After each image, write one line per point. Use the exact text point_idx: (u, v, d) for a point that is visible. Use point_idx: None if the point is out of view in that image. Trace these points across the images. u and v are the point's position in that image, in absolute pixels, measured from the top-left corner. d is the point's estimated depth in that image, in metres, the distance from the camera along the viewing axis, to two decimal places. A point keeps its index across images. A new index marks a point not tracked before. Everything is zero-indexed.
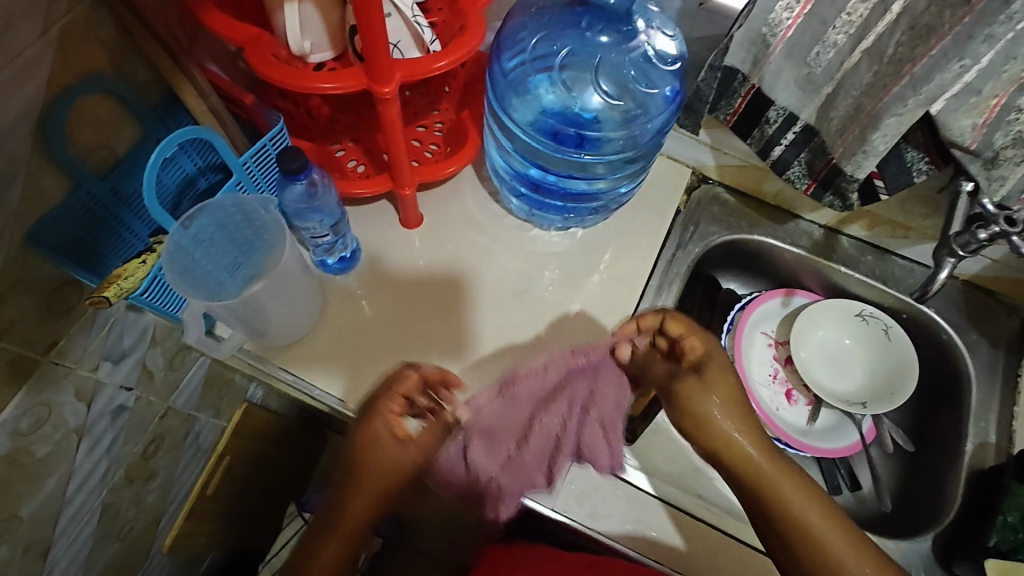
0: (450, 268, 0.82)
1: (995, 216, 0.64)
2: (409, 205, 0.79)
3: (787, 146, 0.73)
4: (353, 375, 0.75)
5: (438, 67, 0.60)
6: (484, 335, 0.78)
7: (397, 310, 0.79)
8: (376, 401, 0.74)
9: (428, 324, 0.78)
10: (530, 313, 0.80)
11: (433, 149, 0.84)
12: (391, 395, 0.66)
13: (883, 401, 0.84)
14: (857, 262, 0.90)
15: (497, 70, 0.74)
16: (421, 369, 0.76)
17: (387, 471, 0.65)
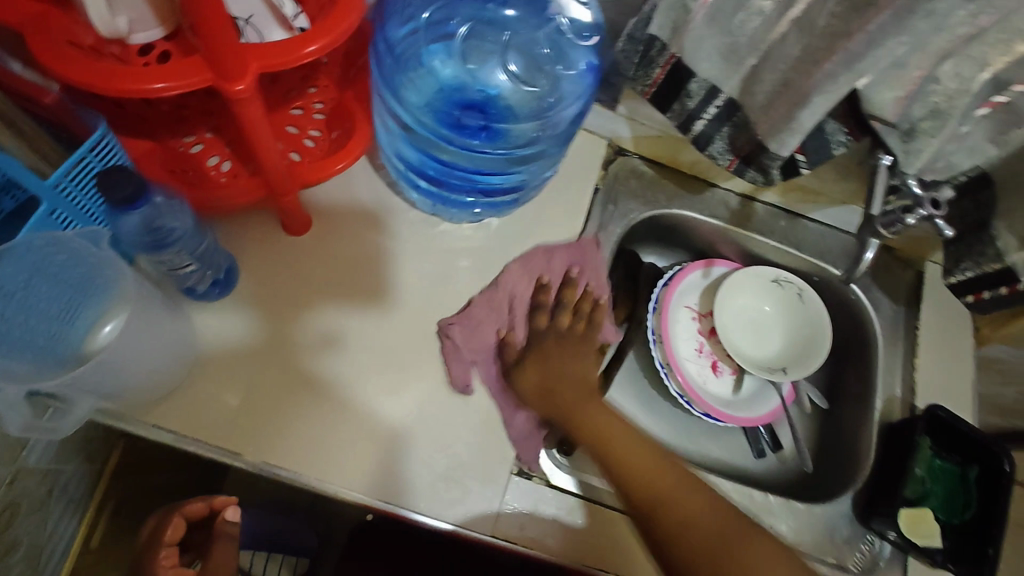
0: (344, 273, 0.71)
1: (923, 200, 0.63)
2: (293, 208, 0.66)
3: (709, 122, 0.68)
4: (267, 321, 0.67)
5: (308, 53, 0.47)
6: (405, 279, 0.72)
7: (301, 254, 0.70)
8: (294, 360, 0.66)
9: (341, 268, 0.71)
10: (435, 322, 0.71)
11: (315, 136, 0.72)
12: (161, 552, 0.69)
13: (802, 366, 0.85)
14: (772, 228, 0.89)
15: (382, 42, 0.65)
16: (344, 316, 0.69)
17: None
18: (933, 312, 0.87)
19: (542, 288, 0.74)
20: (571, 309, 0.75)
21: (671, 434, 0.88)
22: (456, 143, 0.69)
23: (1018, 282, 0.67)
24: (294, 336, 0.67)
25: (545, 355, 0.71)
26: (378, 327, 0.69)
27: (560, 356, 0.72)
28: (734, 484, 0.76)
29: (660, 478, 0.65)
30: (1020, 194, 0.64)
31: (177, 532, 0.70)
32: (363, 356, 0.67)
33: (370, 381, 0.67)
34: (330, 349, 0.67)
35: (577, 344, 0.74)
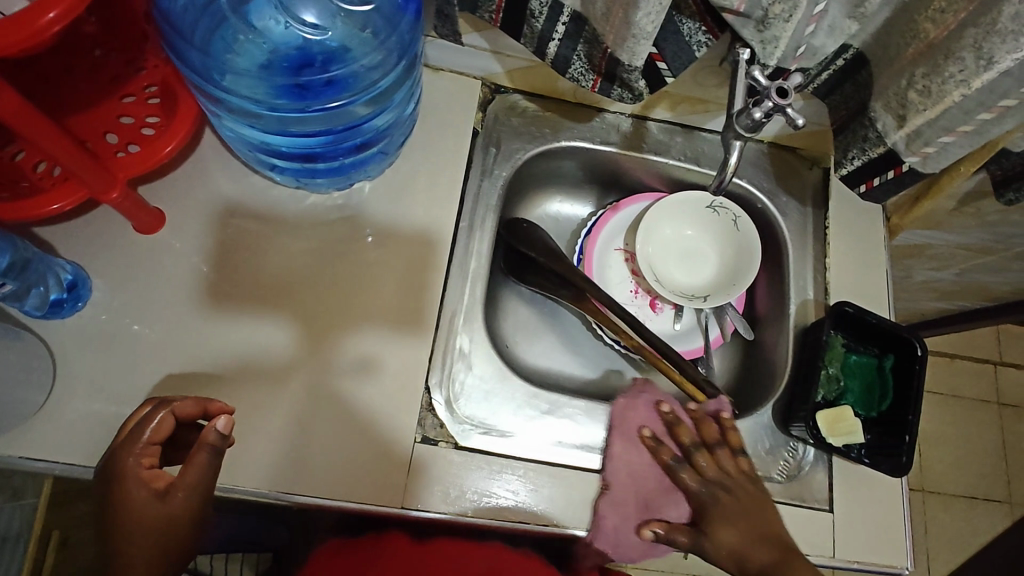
0: (245, 270, 0.68)
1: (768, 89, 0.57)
2: (129, 207, 0.62)
3: (562, 40, 0.63)
4: (305, 343, 0.66)
5: (51, 22, 0.41)
6: (431, 293, 0.70)
7: (253, 270, 0.68)
8: (325, 385, 0.65)
9: (360, 283, 0.69)
10: (426, 310, 0.70)
11: (152, 123, 0.66)
12: (138, 447, 0.53)
13: (725, 291, 0.83)
14: (669, 147, 0.84)
15: (158, 8, 0.56)
16: (375, 340, 0.68)
17: (152, 524, 0.50)
18: (843, 209, 0.84)
19: (656, 445, 0.69)
20: (708, 446, 0.69)
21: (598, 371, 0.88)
22: (306, 109, 0.63)
23: (901, 164, 0.65)
24: (329, 353, 0.67)
25: (730, 517, 0.63)
26: (418, 351, 0.68)
27: (753, 504, 0.64)
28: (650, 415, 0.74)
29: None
30: (892, 69, 0.60)
31: (163, 431, 0.54)
32: (396, 382, 0.67)
33: (386, 406, 0.66)
34: (365, 372, 0.66)
35: (740, 472, 0.66)
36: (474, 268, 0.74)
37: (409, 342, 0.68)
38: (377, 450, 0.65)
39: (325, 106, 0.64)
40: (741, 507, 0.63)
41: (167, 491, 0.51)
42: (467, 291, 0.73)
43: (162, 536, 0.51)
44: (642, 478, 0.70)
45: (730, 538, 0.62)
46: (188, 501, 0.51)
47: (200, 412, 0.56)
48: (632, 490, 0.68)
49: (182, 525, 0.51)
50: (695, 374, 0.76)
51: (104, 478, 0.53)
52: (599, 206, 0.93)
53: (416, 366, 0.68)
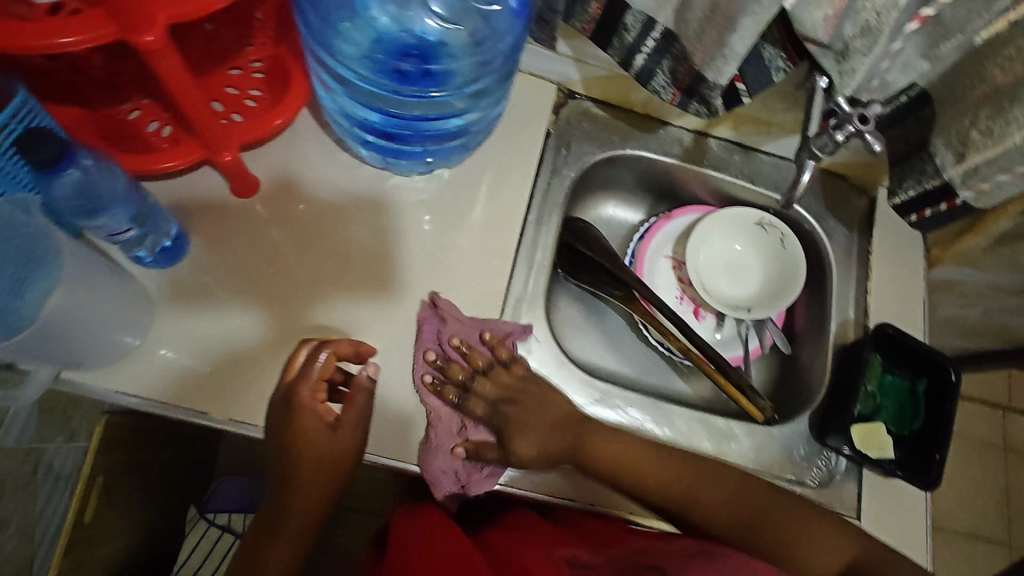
0: (302, 238, 0.72)
1: (851, 116, 0.64)
2: (237, 172, 0.67)
3: (649, 54, 0.68)
4: (279, 322, 0.69)
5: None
6: (406, 261, 0.73)
7: (281, 245, 0.71)
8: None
9: (342, 259, 0.72)
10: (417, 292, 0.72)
11: (256, 97, 0.71)
12: (310, 381, 0.62)
13: (768, 305, 0.88)
14: (726, 163, 0.89)
15: None
16: (346, 312, 0.70)
17: (322, 450, 0.63)
18: (887, 237, 0.88)
19: (441, 386, 0.67)
20: (491, 366, 0.69)
21: (640, 371, 0.92)
22: (401, 92, 0.68)
23: (955, 197, 0.69)
24: (300, 324, 0.69)
25: (525, 426, 0.66)
26: (390, 325, 0.70)
27: (541, 408, 0.67)
28: (697, 413, 0.78)
29: (712, 486, 0.67)
30: (956, 109, 0.65)
31: (328, 370, 0.62)
32: (369, 350, 0.69)
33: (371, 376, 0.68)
34: None
35: (522, 378, 0.68)
36: (539, 259, 0.78)
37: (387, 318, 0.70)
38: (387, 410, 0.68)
39: (423, 95, 0.69)
40: (533, 412, 0.67)
41: (337, 425, 0.63)
42: (531, 280, 0.77)
43: (332, 459, 0.63)
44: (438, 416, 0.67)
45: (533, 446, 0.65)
46: (353, 433, 0.63)
47: (353, 354, 0.64)
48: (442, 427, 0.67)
49: (348, 449, 0.64)
50: (740, 380, 0.80)
51: (278, 404, 0.63)
52: (650, 214, 0.98)
53: (393, 336, 0.70)
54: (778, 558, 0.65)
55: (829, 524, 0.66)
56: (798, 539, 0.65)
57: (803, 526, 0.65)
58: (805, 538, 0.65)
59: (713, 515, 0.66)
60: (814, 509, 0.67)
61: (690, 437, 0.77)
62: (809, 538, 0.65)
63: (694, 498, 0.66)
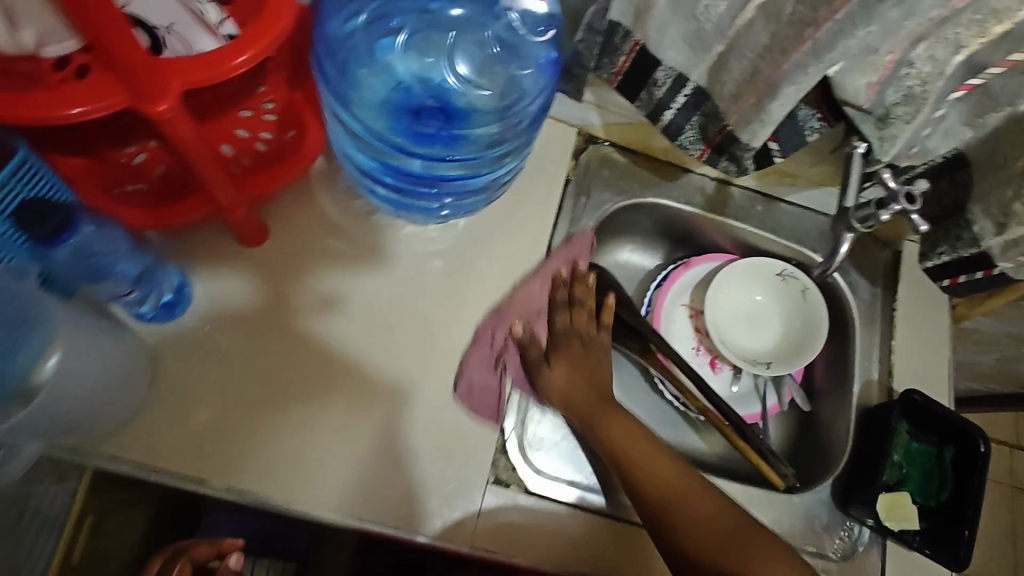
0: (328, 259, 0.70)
1: (897, 195, 0.60)
2: (244, 224, 0.64)
3: (678, 111, 0.65)
4: (262, 289, 0.68)
5: (238, 65, 0.44)
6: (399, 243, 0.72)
7: (293, 281, 0.69)
8: (288, 324, 0.67)
9: (334, 238, 0.71)
10: (413, 278, 0.71)
11: (267, 141, 0.69)
12: None
13: (788, 362, 0.85)
14: (748, 213, 0.87)
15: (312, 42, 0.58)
16: (339, 278, 0.70)
17: None
18: (911, 294, 0.85)
19: (557, 286, 0.74)
20: (580, 303, 0.73)
21: (654, 424, 0.88)
22: (413, 153, 0.64)
23: (993, 267, 0.67)
24: (293, 293, 0.69)
25: (572, 360, 0.70)
26: (380, 289, 0.70)
27: (598, 367, 0.71)
28: (717, 479, 0.75)
29: (666, 470, 0.62)
30: (996, 177, 0.62)
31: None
32: (361, 316, 0.69)
33: (366, 339, 0.68)
34: (328, 309, 0.69)
35: (598, 339, 0.72)
36: None
37: (383, 295, 0.70)
38: (382, 443, 0.65)
39: (445, 156, 0.65)
40: (590, 365, 0.71)
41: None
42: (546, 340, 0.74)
43: None
44: (518, 302, 0.72)
45: (563, 371, 0.69)
46: None
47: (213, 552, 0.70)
48: (519, 306, 0.72)
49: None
50: (759, 443, 0.77)
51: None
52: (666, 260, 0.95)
53: (386, 302, 0.70)
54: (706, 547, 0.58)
55: (787, 552, 0.58)
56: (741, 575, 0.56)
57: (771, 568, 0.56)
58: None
59: (691, 514, 0.60)
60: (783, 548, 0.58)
61: None
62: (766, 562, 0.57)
63: (656, 475, 0.62)
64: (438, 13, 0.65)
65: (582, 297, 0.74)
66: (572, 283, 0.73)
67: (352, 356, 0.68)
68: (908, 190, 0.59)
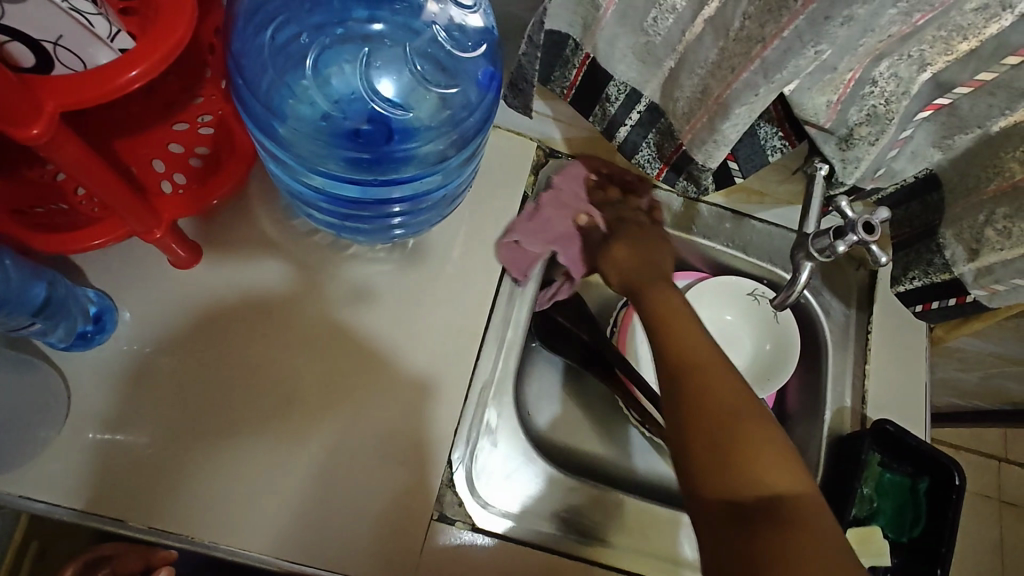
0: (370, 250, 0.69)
1: (852, 223, 0.56)
2: (167, 244, 0.61)
3: (633, 127, 0.62)
4: (293, 280, 0.67)
5: (132, 80, 0.40)
6: (437, 241, 0.71)
7: (289, 288, 0.67)
8: (317, 312, 0.67)
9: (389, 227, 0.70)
10: (434, 279, 0.70)
11: (201, 155, 0.64)
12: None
13: (757, 386, 0.82)
14: (716, 230, 0.83)
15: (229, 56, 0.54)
16: (374, 270, 0.69)
17: None
18: (886, 317, 0.81)
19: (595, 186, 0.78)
20: (635, 208, 0.78)
21: (617, 451, 0.84)
22: (360, 181, 0.59)
23: (966, 294, 0.63)
24: (325, 282, 0.68)
25: (631, 240, 0.75)
26: (411, 285, 0.69)
27: (651, 237, 0.76)
28: (678, 514, 0.71)
29: (725, 389, 0.56)
30: (968, 201, 0.59)
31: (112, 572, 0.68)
32: (388, 309, 0.68)
33: (390, 332, 0.67)
34: (359, 302, 0.68)
35: (637, 210, 0.78)
36: (509, 339, 0.71)
37: (411, 291, 0.69)
38: (326, 476, 0.62)
39: (384, 176, 0.60)
40: (636, 236, 0.75)
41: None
42: (500, 360, 0.71)
43: None
44: (569, 188, 0.76)
45: (623, 249, 0.74)
46: None
47: (143, 565, 0.69)
48: (577, 194, 0.77)
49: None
50: None
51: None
52: None
53: (413, 295, 0.69)
54: (730, 459, 0.52)
55: (797, 463, 0.53)
56: (732, 446, 0.52)
57: (761, 446, 0.52)
58: (745, 452, 0.52)
59: (718, 393, 0.56)
60: (779, 433, 0.54)
61: (665, 540, 0.70)
62: (771, 465, 0.51)
63: (705, 399, 0.56)
64: (352, 29, 0.61)
65: (621, 200, 0.78)
66: (620, 198, 0.78)
67: (321, 373, 0.65)
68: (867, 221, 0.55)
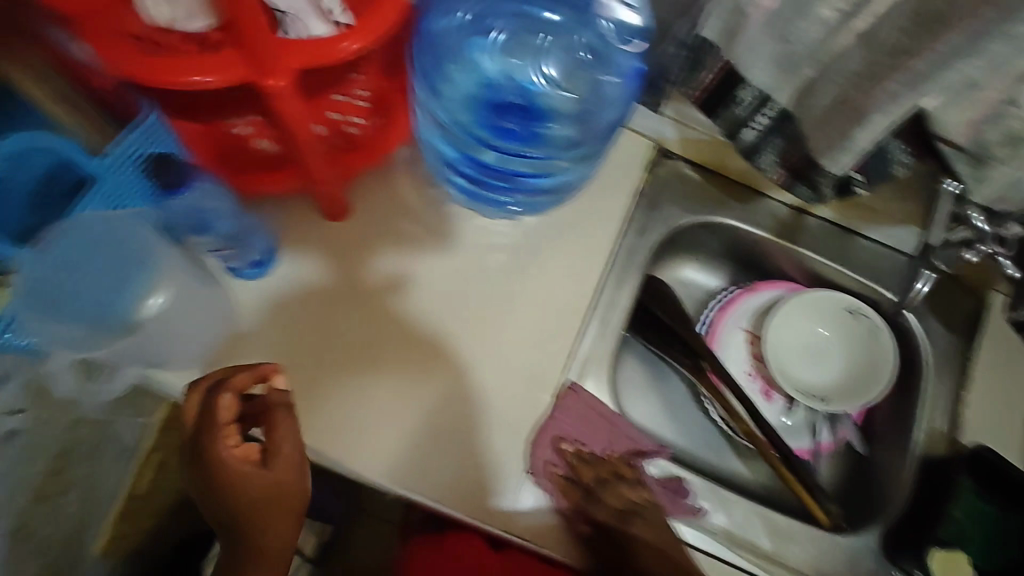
0: (412, 241, 0.71)
1: (984, 236, 0.63)
2: (329, 197, 0.65)
3: (759, 131, 0.65)
4: (337, 264, 0.69)
5: (346, 49, 0.48)
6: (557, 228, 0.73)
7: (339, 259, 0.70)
8: (369, 290, 0.69)
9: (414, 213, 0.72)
10: (487, 270, 0.71)
11: (358, 124, 0.68)
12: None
13: (847, 400, 0.82)
14: (822, 244, 0.84)
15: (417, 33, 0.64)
16: (416, 258, 0.70)
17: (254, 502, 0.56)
18: (994, 349, 0.80)
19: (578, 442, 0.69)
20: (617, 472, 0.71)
21: (696, 445, 0.86)
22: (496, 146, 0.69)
23: None
24: (366, 264, 0.70)
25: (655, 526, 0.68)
26: (450, 269, 0.71)
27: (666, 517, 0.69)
28: (756, 505, 0.73)
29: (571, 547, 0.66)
30: None
31: None
32: (438, 292, 0.70)
33: (456, 319, 0.69)
34: (399, 285, 0.69)
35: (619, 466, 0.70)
36: (613, 321, 0.75)
37: (453, 278, 0.70)
38: (417, 429, 0.66)
39: (519, 148, 0.70)
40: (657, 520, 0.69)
41: (264, 461, 0.55)
42: (601, 341, 0.74)
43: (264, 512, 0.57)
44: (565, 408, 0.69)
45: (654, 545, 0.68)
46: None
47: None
48: (574, 428, 0.69)
49: (286, 484, 0.56)
50: (809, 478, 0.78)
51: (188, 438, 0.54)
52: (730, 283, 0.93)
53: (464, 277, 0.71)
54: None
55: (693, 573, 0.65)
56: None
57: None
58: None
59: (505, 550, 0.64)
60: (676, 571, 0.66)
61: (747, 532, 0.72)
62: None
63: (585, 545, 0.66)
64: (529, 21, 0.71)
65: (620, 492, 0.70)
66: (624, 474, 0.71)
67: (389, 343, 0.68)
68: (998, 234, 0.62)
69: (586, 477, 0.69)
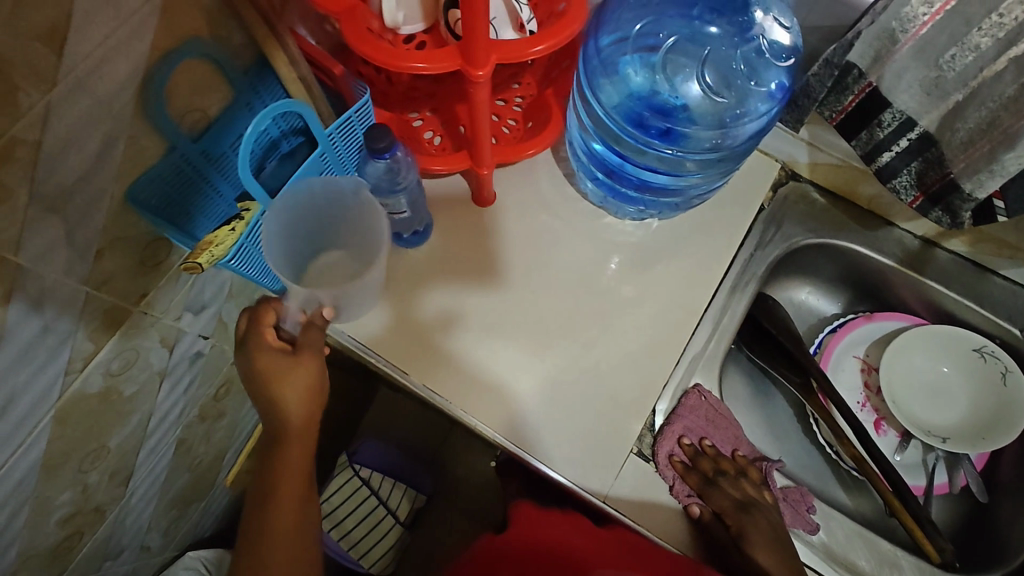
0: (465, 278, 0.78)
1: None
2: (485, 182, 0.76)
3: (898, 153, 0.67)
4: (395, 300, 0.77)
5: (535, 51, 0.58)
6: (673, 235, 0.81)
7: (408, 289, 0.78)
8: (426, 323, 0.76)
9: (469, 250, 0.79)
10: (524, 313, 0.77)
11: (512, 125, 0.81)
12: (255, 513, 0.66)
13: (969, 441, 0.80)
14: (952, 278, 0.83)
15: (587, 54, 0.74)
16: (462, 296, 0.77)
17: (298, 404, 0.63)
18: None
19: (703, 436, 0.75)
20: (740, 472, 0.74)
21: (799, 466, 0.86)
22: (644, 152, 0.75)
23: None
24: (425, 295, 0.77)
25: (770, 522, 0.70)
26: (494, 301, 0.77)
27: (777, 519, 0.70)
28: (859, 528, 0.74)
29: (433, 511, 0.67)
30: None
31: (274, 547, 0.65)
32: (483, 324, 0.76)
33: (500, 363, 0.74)
34: (452, 319, 0.76)
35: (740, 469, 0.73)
36: (724, 324, 0.80)
37: (498, 314, 0.77)
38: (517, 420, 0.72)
39: (659, 152, 0.74)
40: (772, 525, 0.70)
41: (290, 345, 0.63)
42: (711, 342, 0.79)
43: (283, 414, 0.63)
44: (690, 403, 0.76)
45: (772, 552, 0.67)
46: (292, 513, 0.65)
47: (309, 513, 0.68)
48: (698, 419, 0.75)
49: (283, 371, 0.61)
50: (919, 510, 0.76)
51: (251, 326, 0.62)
52: (847, 310, 0.93)
53: (551, 287, 0.78)
54: None
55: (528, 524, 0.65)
56: None
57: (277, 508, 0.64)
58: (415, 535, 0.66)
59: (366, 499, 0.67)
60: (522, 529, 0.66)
61: (847, 551, 0.73)
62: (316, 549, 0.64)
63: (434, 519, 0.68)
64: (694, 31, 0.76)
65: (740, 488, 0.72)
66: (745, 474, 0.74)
67: (447, 379, 0.74)
68: None
69: (705, 468, 0.73)
